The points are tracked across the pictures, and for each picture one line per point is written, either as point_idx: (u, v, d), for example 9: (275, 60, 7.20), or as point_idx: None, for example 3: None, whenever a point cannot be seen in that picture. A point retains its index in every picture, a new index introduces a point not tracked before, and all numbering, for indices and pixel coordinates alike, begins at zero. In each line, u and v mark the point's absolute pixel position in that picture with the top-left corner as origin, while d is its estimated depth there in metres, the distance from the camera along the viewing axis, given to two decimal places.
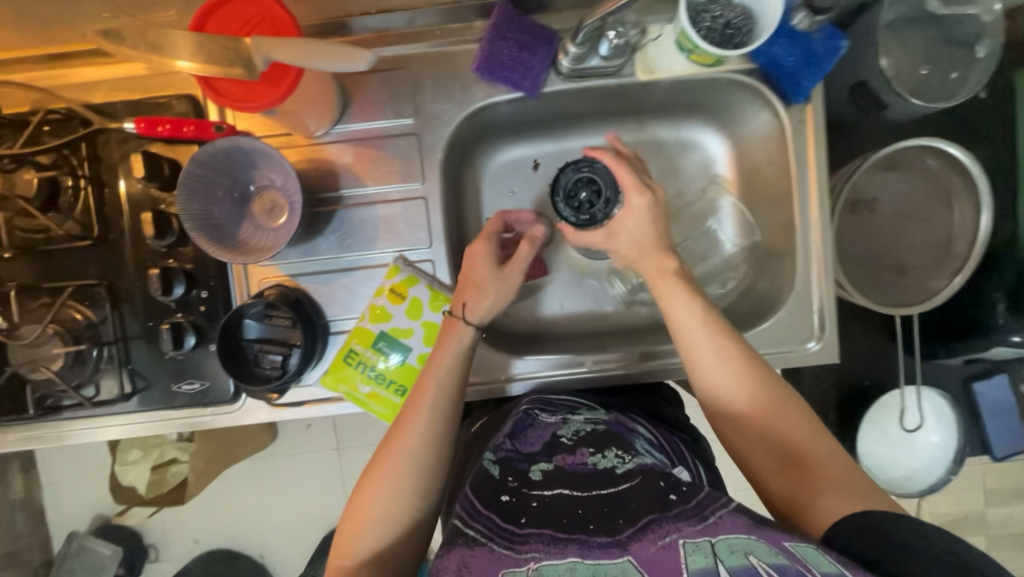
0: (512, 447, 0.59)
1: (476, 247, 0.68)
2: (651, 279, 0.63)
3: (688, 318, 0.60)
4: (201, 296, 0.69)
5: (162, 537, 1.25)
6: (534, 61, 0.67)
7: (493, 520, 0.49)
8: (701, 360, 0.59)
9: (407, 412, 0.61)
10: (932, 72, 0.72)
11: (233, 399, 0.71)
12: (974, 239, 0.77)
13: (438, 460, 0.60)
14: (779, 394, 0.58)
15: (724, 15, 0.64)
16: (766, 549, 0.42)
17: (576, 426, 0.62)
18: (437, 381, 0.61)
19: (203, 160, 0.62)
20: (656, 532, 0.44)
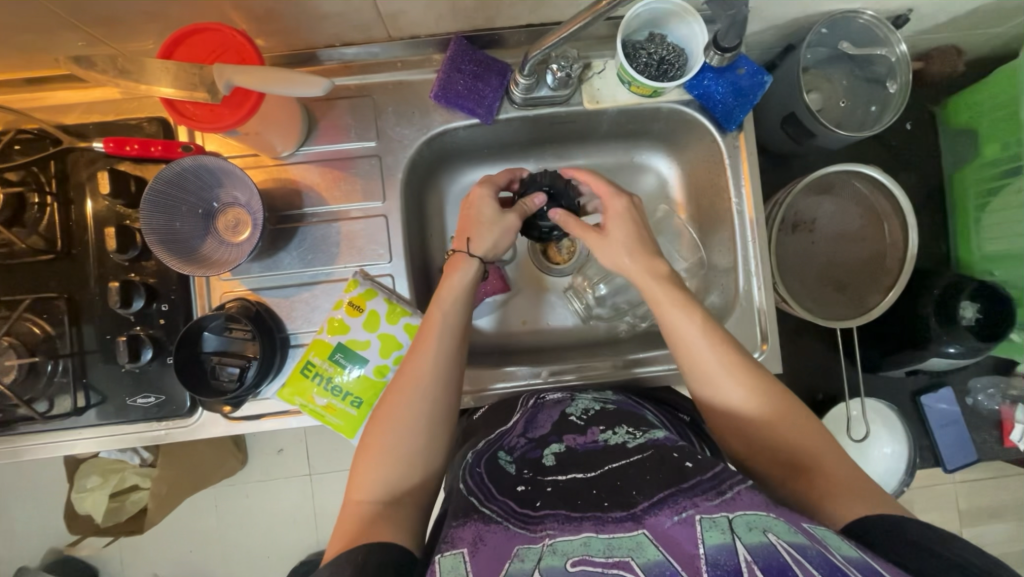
0: (525, 442, 0.65)
1: (475, 191, 0.72)
2: (638, 280, 0.67)
3: (688, 334, 0.61)
4: (161, 310, 0.70)
5: (118, 569, 1.19)
6: (487, 91, 0.72)
7: (510, 504, 0.56)
8: (709, 376, 0.60)
9: (415, 344, 0.64)
10: (852, 104, 0.82)
11: (189, 413, 0.71)
12: (904, 256, 0.82)
13: (433, 412, 0.62)
14: (790, 404, 0.59)
15: (657, 51, 0.70)
16: (784, 527, 0.45)
17: (585, 404, 0.69)
18: (443, 312, 0.65)
19: (169, 177, 0.66)
20: (672, 508, 0.49)
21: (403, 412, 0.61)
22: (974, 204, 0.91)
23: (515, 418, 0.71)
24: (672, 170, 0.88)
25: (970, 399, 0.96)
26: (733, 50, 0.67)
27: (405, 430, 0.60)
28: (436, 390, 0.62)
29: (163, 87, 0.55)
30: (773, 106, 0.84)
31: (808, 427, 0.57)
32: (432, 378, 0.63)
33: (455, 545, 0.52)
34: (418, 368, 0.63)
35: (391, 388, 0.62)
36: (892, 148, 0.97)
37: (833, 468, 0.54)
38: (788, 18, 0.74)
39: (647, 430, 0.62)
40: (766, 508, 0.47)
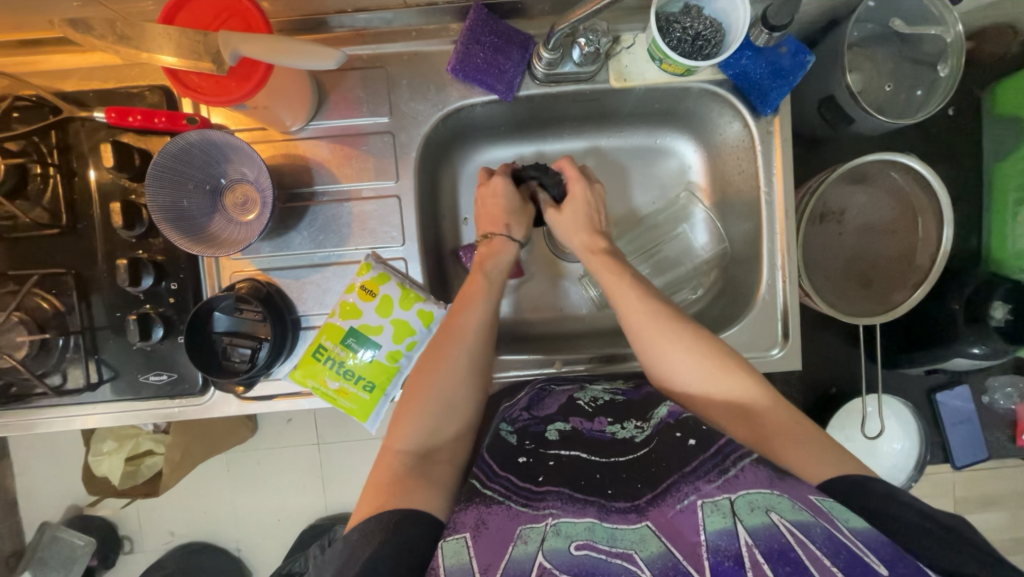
0: (528, 415, 0.64)
1: (497, 181, 0.73)
2: (580, 250, 0.72)
3: (631, 306, 0.64)
4: (171, 288, 0.69)
5: (136, 528, 1.24)
6: (508, 65, 0.68)
7: (511, 480, 0.54)
8: (640, 329, 0.63)
9: (460, 305, 0.66)
10: (897, 88, 0.76)
11: (202, 392, 0.71)
12: (936, 252, 0.78)
13: (473, 367, 0.63)
14: (732, 366, 0.60)
15: (694, 26, 0.65)
16: (790, 505, 0.47)
17: (594, 392, 0.67)
18: (488, 279, 0.69)
19: (173, 153, 0.63)
20: (676, 496, 0.50)
21: (448, 364, 0.62)
22: (1013, 197, 0.86)
23: (520, 395, 0.70)
24: (697, 153, 0.84)
25: (986, 398, 0.95)
26: (783, 29, 0.65)
27: (445, 382, 0.61)
28: (473, 346, 0.63)
29: (164, 55, 0.51)
30: (812, 88, 0.78)
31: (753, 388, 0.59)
32: (473, 335, 0.64)
33: (457, 530, 0.50)
34: (463, 324, 0.64)
35: (436, 340, 0.64)
36: (931, 136, 0.92)
37: (783, 425, 0.57)
38: None
39: (653, 414, 0.60)
40: (771, 485, 0.49)
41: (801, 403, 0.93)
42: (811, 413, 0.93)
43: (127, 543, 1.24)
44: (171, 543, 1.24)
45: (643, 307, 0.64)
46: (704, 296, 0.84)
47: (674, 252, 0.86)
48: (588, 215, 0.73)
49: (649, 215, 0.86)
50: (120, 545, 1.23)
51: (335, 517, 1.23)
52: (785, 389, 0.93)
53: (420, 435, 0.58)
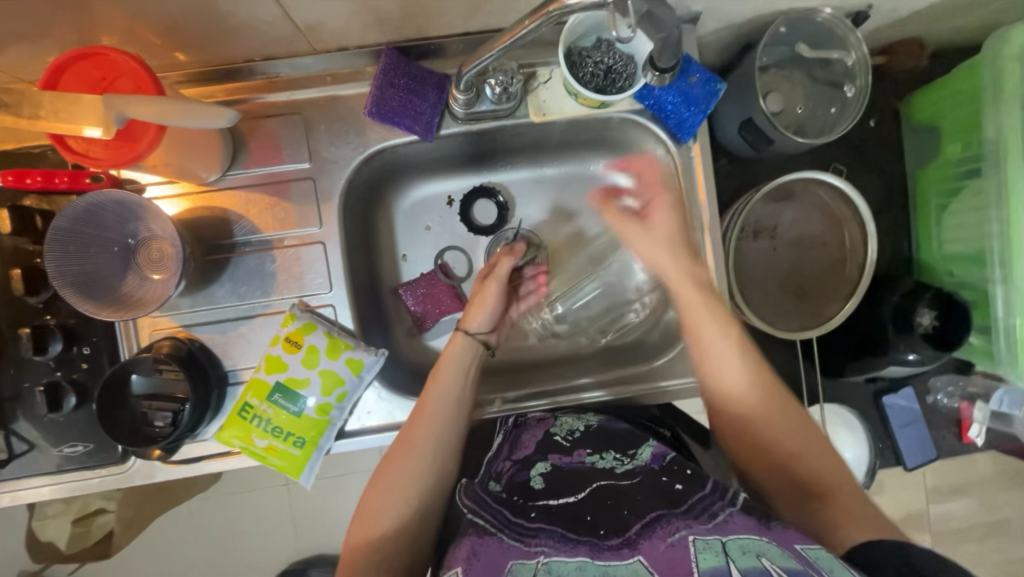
0: (512, 464, 0.63)
1: (489, 288, 0.75)
2: (671, 276, 0.68)
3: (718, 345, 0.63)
4: (83, 353, 0.66)
5: None
6: (424, 106, 0.68)
7: (504, 513, 0.54)
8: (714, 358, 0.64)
9: (420, 408, 0.65)
10: (810, 109, 0.79)
11: (121, 459, 0.67)
12: (864, 264, 0.81)
13: (433, 480, 0.62)
14: (804, 423, 0.61)
15: (604, 60, 0.66)
16: (778, 551, 0.44)
17: (570, 423, 0.66)
18: (443, 390, 0.66)
19: (75, 215, 0.61)
20: (666, 529, 0.48)
21: (402, 474, 0.61)
22: (936, 203, 0.89)
23: (497, 441, 0.69)
24: (631, 177, 0.84)
25: (930, 398, 0.96)
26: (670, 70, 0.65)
27: (400, 491, 0.60)
28: (437, 455, 0.63)
29: (84, 127, 0.49)
30: (731, 111, 0.80)
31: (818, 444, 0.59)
32: (433, 446, 0.63)
33: (453, 566, 0.52)
34: (422, 434, 0.64)
35: (390, 453, 0.63)
36: (856, 147, 0.95)
37: (838, 492, 0.56)
38: (741, 18, 0.72)
39: (637, 453, 0.60)
40: (760, 532, 0.46)
41: None
42: None
43: None
44: None
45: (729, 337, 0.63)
46: (648, 318, 0.83)
47: (614, 276, 0.84)
48: (682, 222, 0.70)
49: (587, 241, 0.86)
50: None
51: (308, 561, 1.18)
52: None
53: (387, 527, 0.59)
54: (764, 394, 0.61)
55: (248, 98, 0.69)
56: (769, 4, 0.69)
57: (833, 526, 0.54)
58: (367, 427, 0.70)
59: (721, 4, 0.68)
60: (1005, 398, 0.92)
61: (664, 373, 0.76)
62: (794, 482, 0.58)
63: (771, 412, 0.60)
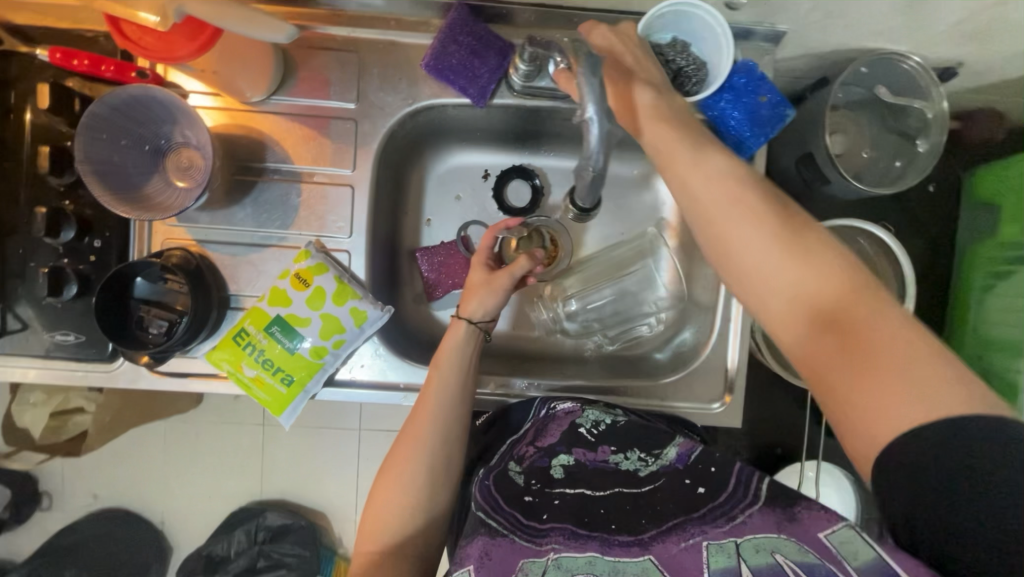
0: (535, 450, 0.62)
1: (499, 279, 0.68)
2: (658, 151, 0.53)
3: (713, 210, 0.49)
4: (94, 246, 0.65)
5: (59, 485, 1.16)
6: (483, 70, 0.65)
7: (515, 515, 0.53)
8: (727, 258, 0.48)
9: (415, 409, 0.63)
10: (874, 157, 0.76)
11: (109, 359, 0.67)
12: None
13: (435, 470, 0.61)
14: (835, 273, 0.44)
15: (677, 61, 0.63)
16: (795, 547, 0.43)
17: (596, 414, 0.64)
18: (437, 390, 0.63)
19: (115, 105, 0.60)
20: (680, 534, 0.48)
21: (405, 467, 0.61)
22: (981, 283, 0.85)
23: (526, 427, 0.67)
24: None
25: None
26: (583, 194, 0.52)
27: (408, 485, 0.60)
28: (438, 447, 0.62)
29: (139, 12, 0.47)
30: (792, 144, 0.77)
31: (842, 278, 0.44)
32: (434, 439, 0.62)
33: (463, 563, 0.50)
34: (421, 424, 0.62)
35: (396, 445, 0.62)
36: (908, 209, 0.92)
37: (885, 351, 0.40)
38: (826, 48, 0.68)
39: (663, 452, 0.59)
40: (779, 529, 0.45)
41: (745, 458, 0.92)
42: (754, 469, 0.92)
43: (47, 500, 1.16)
44: (92, 507, 1.16)
45: (717, 172, 0.50)
46: (660, 335, 0.80)
47: (634, 285, 0.82)
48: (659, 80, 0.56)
49: (612, 245, 0.84)
50: (38, 500, 1.15)
51: (266, 504, 1.18)
52: (733, 442, 0.92)
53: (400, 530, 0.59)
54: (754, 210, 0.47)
55: (308, 26, 0.67)
56: (858, 40, 0.66)
57: (845, 405, 0.42)
58: (356, 379, 0.69)
59: (809, 29, 0.64)
60: None
61: (668, 394, 0.73)
62: (808, 320, 0.44)
63: (743, 213, 0.47)
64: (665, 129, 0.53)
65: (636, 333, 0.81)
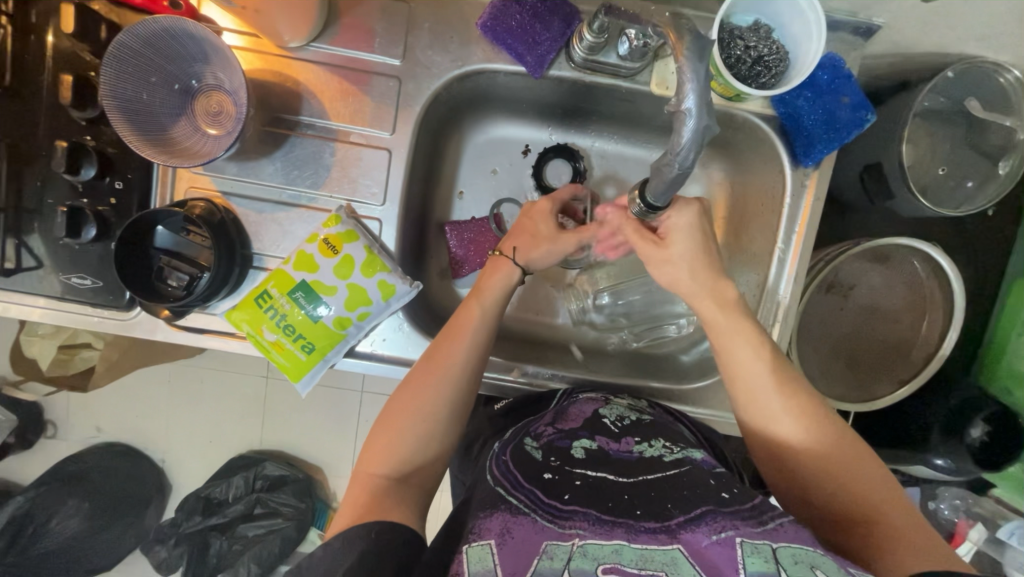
0: (554, 430, 0.58)
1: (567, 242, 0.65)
2: (709, 312, 0.56)
3: (753, 371, 0.54)
4: (115, 188, 0.62)
5: (64, 416, 1.17)
6: (545, 37, 0.60)
7: (536, 494, 0.49)
8: (761, 409, 0.54)
9: (453, 328, 0.61)
10: (948, 174, 0.70)
11: (127, 307, 0.64)
12: (934, 354, 0.76)
13: (454, 407, 0.58)
14: (843, 442, 0.52)
15: (759, 48, 0.58)
16: (834, 566, 0.40)
17: (620, 410, 0.62)
18: (481, 308, 0.62)
19: (144, 36, 0.55)
20: (711, 525, 0.43)
21: (426, 397, 0.57)
22: None
23: (543, 412, 0.65)
24: (722, 187, 0.76)
25: (931, 503, 0.94)
26: (675, 180, 0.40)
27: (427, 413, 0.57)
28: (461, 382, 0.59)
29: None
30: (858, 151, 0.72)
31: (851, 451, 0.51)
32: (460, 374, 0.59)
33: (482, 536, 0.46)
34: (450, 358, 0.59)
35: (419, 369, 0.59)
36: (961, 232, 0.88)
37: (889, 515, 0.48)
38: (919, 50, 0.63)
39: (686, 447, 0.55)
40: (812, 544, 0.42)
41: None
42: None
43: (51, 428, 1.17)
44: (96, 440, 1.18)
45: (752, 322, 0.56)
46: (687, 336, 0.77)
47: None
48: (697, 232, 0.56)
49: None
50: (42, 429, 1.16)
51: (266, 453, 1.19)
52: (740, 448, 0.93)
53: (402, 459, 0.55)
54: (779, 386, 0.53)
55: None
56: (956, 44, 0.60)
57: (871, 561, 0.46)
58: (377, 353, 0.67)
59: (908, 25, 0.58)
60: (1016, 532, 0.83)
61: (692, 400, 0.71)
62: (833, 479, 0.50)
63: (780, 383, 0.53)
64: (718, 283, 0.56)
65: (665, 331, 0.78)
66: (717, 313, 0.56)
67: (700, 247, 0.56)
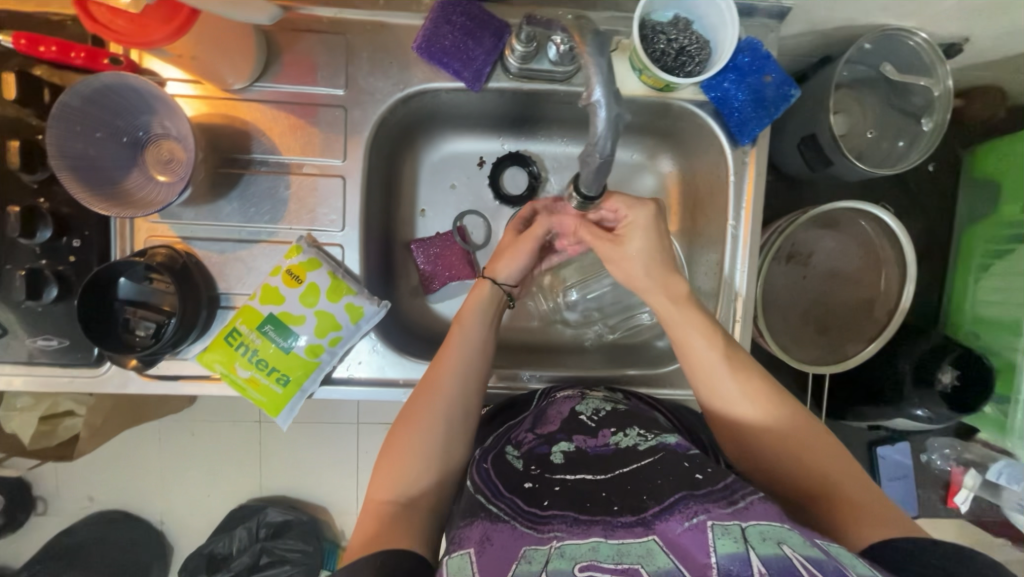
0: (534, 436, 0.59)
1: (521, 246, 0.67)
2: (663, 308, 0.59)
3: (710, 365, 0.57)
4: (73, 246, 0.62)
5: (53, 490, 1.14)
6: (478, 52, 0.63)
7: (517, 502, 0.50)
8: (721, 400, 0.56)
9: (443, 354, 0.63)
10: (878, 136, 0.75)
11: (97, 363, 0.64)
12: (895, 308, 0.78)
13: (452, 424, 0.59)
14: (800, 418, 0.54)
15: (679, 39, 0.61)
16: (800, 540, 0.41)
17: (595, 403, 0.62)
18: (469, 331, 0.64)
19: (88, 95, 0.56)
20: (683, 513, 0.45)
21: (422, 422, 0.59)
22: (978, 263, 0.85)
23: (524, 415, 0.65)
24: (673, 175, 0.79)
25: (924, 457, 0.94)
26: (601, 168, 0.46)
27: (428, 431, 0.58)
28: (458, 391, 0.61)
29: None
30: (794, 124, 0.76)
31: (807, 426, 0.54)
32: (453, 396, 0.60)
33: (462, 546, 0.48)
34: (443, 382, 0.61)
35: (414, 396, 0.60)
36: (907, 190, 0.91)
37: (845, 485, 0.50)
38: (831, 24, 0.66)
39: (660, 433, 0.55)
40: (781, 519, 0.43)
41: None
42: None
43: (42, 504, 1.14)
44: (88, 510, 1.14)
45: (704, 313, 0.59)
46: (661, 322, 0.79)
47: None
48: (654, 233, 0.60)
49: None
50: (32, 506, 1.13)
51: (268, 500, 1.17)
52: None
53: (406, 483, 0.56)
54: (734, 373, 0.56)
55: (291, 6, 0.63)
56: (864, 14, 0.64)
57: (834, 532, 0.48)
58: (355, 377, 0.67)
59: (815, 3, 0.62)
60: (1004, 471, 0.85)
61: (671, 383, 0.73)
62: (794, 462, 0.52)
63: (738, 373, 0.56)
64: (671, 280, 0.59)
65: (638, 320, 0.80)
66: (673, 309, 0.59)
67: (655, 246, 0.60)
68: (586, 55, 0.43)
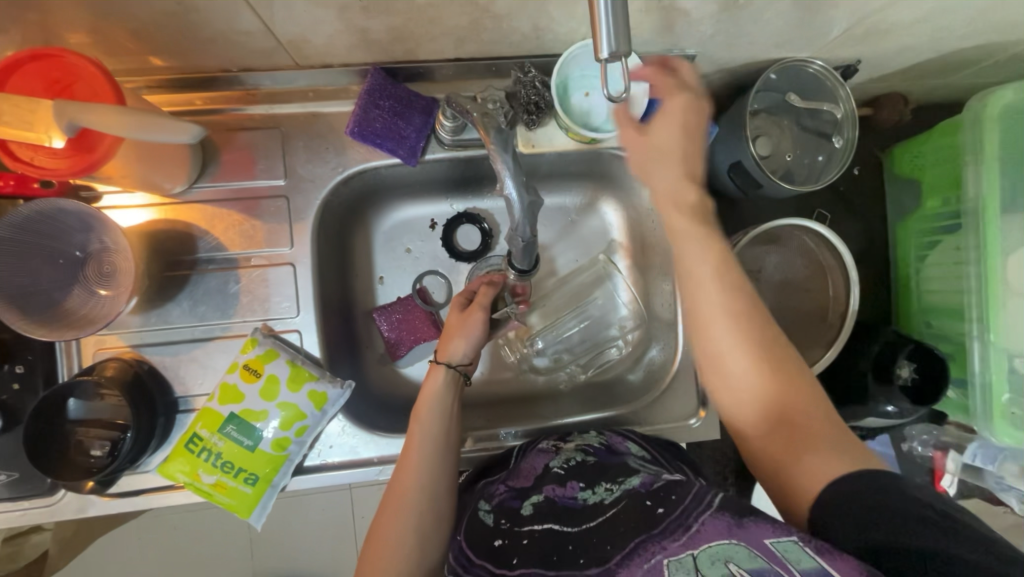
0: (507, 489, 0.61)
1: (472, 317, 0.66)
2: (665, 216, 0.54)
3: (693, 262, 0.52)
4: (15, 372, 0.60)
5: None
6: (409, 130, 0.65)
7: (487, 567, 0.53)
8: (703, 323, 0.52)
9: (403, 456, 0.59)
10: (798, 158, 0.79)
11: (52, 490, 0.61)
12: (846, 312, 0.82)
13: (424, 527, 0.56)
14: (783, 359, 0.50)
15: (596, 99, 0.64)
16: (746, 553, 0.42)
17: (569, 452, 0.62)
18: (422, 431, 0.59)
19: (20, 223, 0.56)
20: (644, 554, 0.45)
21: (387, 533, 0.55)
22: (915, 254, 0.89)
23: (505, 470, 0.66)
24: (620, 213, 0.82)
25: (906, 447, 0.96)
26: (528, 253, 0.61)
27: (395, 547, 0.54)
28: (427, 477, 0.57)
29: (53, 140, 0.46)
30: (721, 152, 0.80)
31: (790, 369, 0.50)
32: (421, 499, 0.57)
33: None
34: (405, 487, 0.57)
35: (378, 511, 0.57)
36: (838, 195, 0.97)
37: (814, 423, 0.48)
38: (734, 62, 0.72)
39: (625, 478, 0.55)
40: (730, 534, 0.43)
41: (732, 458, 0.95)
42: (744, 466, 0.96)
43: None
44: None
45: (712, 260, 0.52)
46: (630, 355, 0.79)
47: (598, 311, 0.81)
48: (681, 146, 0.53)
49: (568, 276, 0.82)
50: None
51: None
52: (718, 444, 0.96)
53: None
54: (757, 384, 0.50)
55: (223, 109, 0.65)
56: (763, 53, 0.70)
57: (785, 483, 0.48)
58: (328, 463, 0.66)
59: (715, 50, 0.67)
60: (979, 452, 0.86)
61: (646, 417, 0.73)
62: (763, 408, 0.50)
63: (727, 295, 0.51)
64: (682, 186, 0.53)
65: (610, 356, 0.80)
66: (672, 213, 0.53)
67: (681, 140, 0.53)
68: (493, 150, 0.55)
